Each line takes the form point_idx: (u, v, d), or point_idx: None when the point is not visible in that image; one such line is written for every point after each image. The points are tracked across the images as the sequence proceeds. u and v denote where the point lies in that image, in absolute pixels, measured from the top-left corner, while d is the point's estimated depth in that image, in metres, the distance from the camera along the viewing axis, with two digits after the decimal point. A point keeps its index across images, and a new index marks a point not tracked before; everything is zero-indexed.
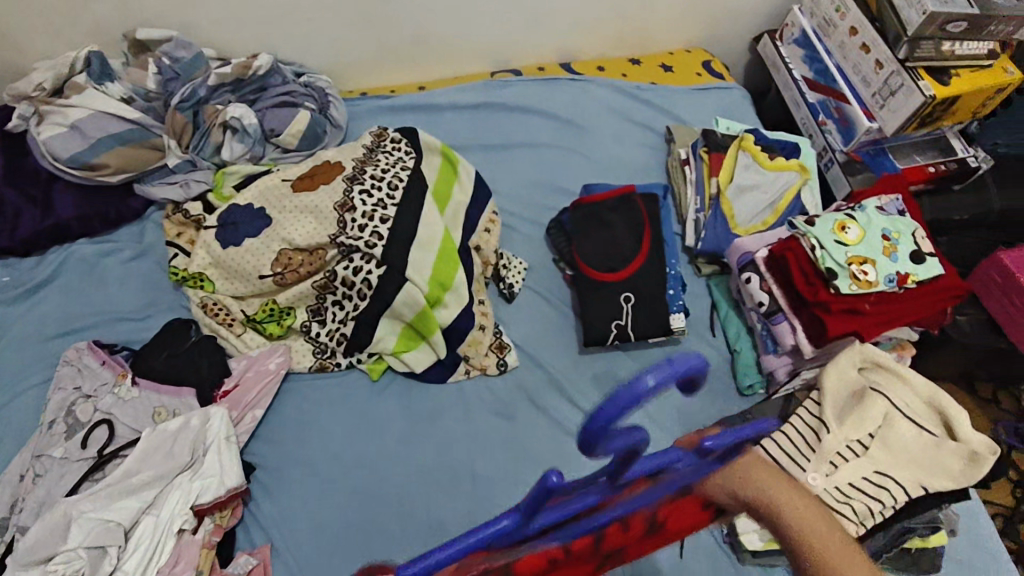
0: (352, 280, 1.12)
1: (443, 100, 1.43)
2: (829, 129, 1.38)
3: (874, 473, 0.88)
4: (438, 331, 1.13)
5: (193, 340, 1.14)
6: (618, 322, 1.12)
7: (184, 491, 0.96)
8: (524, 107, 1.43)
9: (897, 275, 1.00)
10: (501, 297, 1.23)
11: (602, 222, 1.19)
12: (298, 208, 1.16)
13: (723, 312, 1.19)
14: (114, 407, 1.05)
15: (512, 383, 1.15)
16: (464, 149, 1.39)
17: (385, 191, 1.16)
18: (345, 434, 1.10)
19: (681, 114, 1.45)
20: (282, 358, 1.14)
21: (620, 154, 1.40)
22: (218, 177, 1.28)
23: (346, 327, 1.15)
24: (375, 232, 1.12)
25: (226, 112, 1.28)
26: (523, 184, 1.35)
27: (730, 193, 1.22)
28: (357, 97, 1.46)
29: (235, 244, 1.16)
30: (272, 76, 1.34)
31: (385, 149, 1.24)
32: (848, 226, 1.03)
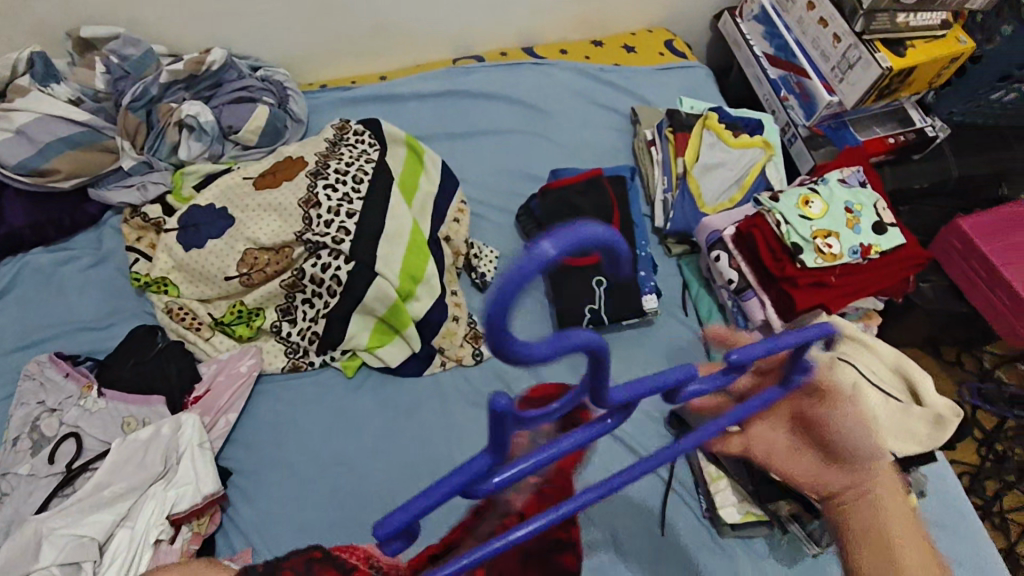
0: (321, 277, 1.10)
1: (405, 89, 1.41)
2: (790, 105, 1.40)
3: None
4: (411, 324, 1.12)
5: (160, 347, 1.11)
6: (591, 306, 1.12)
7: (159, 501, 0.94)
8: (488, 94, 1.42)
9: (861, 247, 1.01)
10: (474, 286, 1.23)
11: (570, 207, 1.19)
12: (262, 206, 1.14)
13: (694, 290, 1.20)
14: (81, 420, 1.02)
15: (489, 372, 1.14)
16: (429, 139, 1.38)
17: (350, 184, 1.14)
18: (323, 433, 1.09)
19: (645, 95, 1.44)
20: (254, 360, 1.12)
21: (586, 137, 1.39)
22: (176, 178, 1.24)
23: (317, 325, 1.13)
24: (342, 228, 1.10)
25: (181, 110, 1.24)
26: (490, 172, 1.34)
27: (697, 172, 1.22)
28: (317, 89, 1.43)
29: (198, 246, 1.14)
30: (227, 71, 1.31)
31: (348, 142, 1.21)
32: (811, 200, 1.04)
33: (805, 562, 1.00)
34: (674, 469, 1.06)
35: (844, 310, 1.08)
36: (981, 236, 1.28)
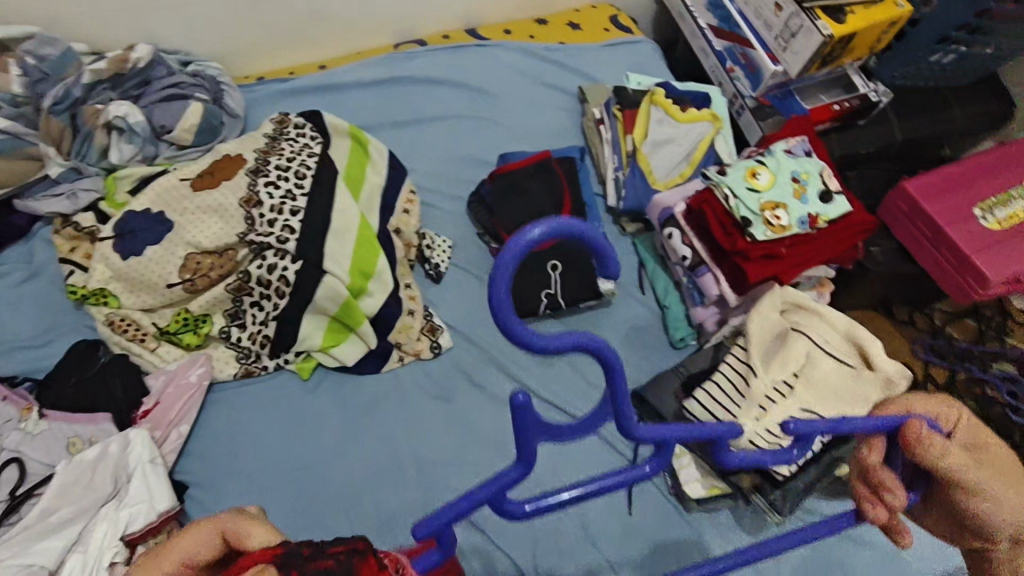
0: (268, 279, 1.07)
1: (347, 78, 1.37)
2: (737, 76, 1.40)
3: (800, 411, 0.91)
4: (365, 321, 1.09)
5: (102, 363, 1.07)
6: (547, 291, 1.11)
7: (111, 522, 0.90)
8: (432, 79, 1.38)
9: (808, 217, 1.02)
10: (428, 278, 1.20)
11: (522, 191, 1.17)
12: (200, 208, 1.09)
13: (650, 268, 1.19)
14: (22, 445, 0.97)
15: (448, 364, 1.13)
16: (374, 128, 1.34)
17: (293, 180, 1.10)
18: (281, 438, 1.06)
19: (593, 73, 1.43)
20: (203, 368, 1.08)
21: (535, 119, 1.37)
22: (109, 183, 1.18)
23: (268, 328, 1.09)
24: (286, 226, 1.07)
25: (108, 111, 1.18)
26: (439, 160, 1.31)
27: (646, 149, 1.21)
28: (255, 82, 1.37)
29: (136, 254, 1.08)
30: (155, 67, 1.24)
31: (289, 136, 1.17)
32: (758, 172, 1.05)
33: (770, 531, 1.01)
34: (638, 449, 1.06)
35: (797, 280, 1.09)
36: (926, 198, 1.31)
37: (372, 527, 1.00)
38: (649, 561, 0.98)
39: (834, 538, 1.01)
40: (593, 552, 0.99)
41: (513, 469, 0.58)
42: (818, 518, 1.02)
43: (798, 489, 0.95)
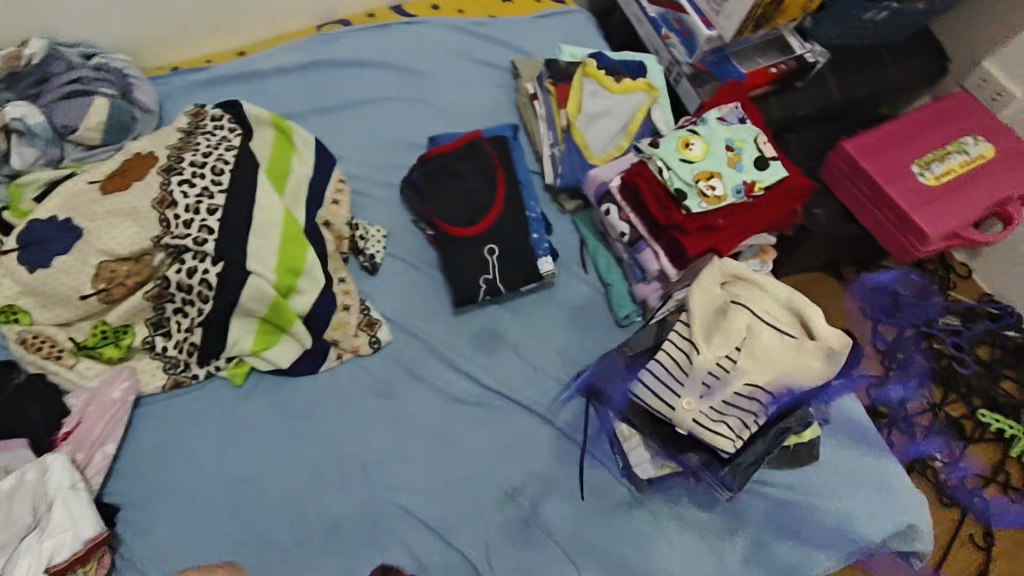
0: (188, 283, 1.01)
1: (266, 64, 1.29)
2: (672, 43, 1.36)
3: (743, 385, 0.90)
4: (298, 320, 1.05)
5: (14, 385, 1.00)
6: (486, 277, 1.08)
7: (35, 555, 0.86)
8: (358, 61, 1.32)
9: (743, 185, 1.00)
10: (364, 270, 1.15)
11: (454, 175, 1.12)
12: (111, 212, 1.02)
13: (592, 246, 1.17)
14: None
15: (389, 359, 1.09)
16: (299, 117, 1.27)
17: (208, 177, 1.04)
18: (216, 449, 1.02)
19: (526, 46, 1.38)
20: (128, 383, 1.02)
21: (469, 97, 1.32)
22: (13, 191, 1.10)
23: (194, 335, 1.04)
24: (204, 227, 1.01)
25: (5, 113, 1.09)
26: (369, 145, 1.26)
27: (581, 123, 1.18)
28: (168, 73, 1.28)
29: (44, 266, 1.01)
30: (52, 62, 1.15)
31: (205, 129, 1.10)
32: (691, 142, 1.02)
33: (723, 505, 1.01)
34: (588, 432, 1.04)
35: (738, 249, 1.07)
36: (866, 158, 1.31)
37: (318, 534, 0.96)
38: (602, 544, 0.98)
39: (785, 507, 1.01)
40: (547, 541, 0.98)
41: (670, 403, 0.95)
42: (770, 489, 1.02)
43: (747, 463, 0.94)
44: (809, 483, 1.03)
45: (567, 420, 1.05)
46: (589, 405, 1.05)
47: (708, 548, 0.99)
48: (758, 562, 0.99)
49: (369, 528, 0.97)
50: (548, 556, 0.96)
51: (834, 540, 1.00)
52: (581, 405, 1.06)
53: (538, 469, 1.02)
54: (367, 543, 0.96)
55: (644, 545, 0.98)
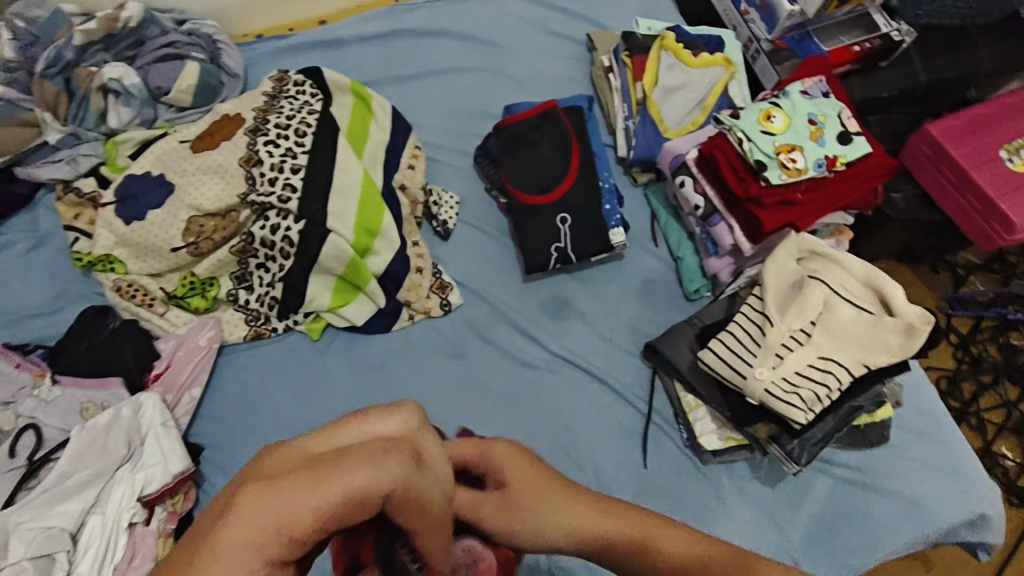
0: (271, 240, 1.05)
1: (346, 33, 1.33)
2: (752, 19, 1.34)
3: (819, 359, 0.90)
4: (373, 280, 1.08)
5: (111, 328, 1.07)
6: (558, 245, 1.09)
7: (128, 485, 0.92)
8: (434, 31, 1.34)
9: (826, 159, 0.98)
10: (436, 235, 1.18)
11: (528, 143, 1.13)
12: (201, 169, 1.06)
13: (663, 219, 1.17)
14: (37, 411, 0.98)
15: (460, 323, 1.12)
16: (376, 84, 1.30)
17: (293, 138, 1.07)
18: (294, 398, 1.06)
19: (601, 19, 1.37)
20: (214, 332, 1.07)
21: (543, 68, 1.32)
22: (109, 148, 1.15)
23: (275, 290, 1.08)
24: (288, 185, 1.04)
25: (103, 74, 1.15)
26: (445, 114, 1.28)
27: (656, 96, 1.18)
28: (253, 40, 1.33)
29: (138, 218, 1.06)
30: (148, 26, 1.21)
31: (289, 94, 1.13)
32: (773, 114, 1.01)
33: (789, 480, 1.00)
34: (653, 402, 1.05)
35: (814, 227, 1.05)
36: (950, 141, 1.26)
37: None
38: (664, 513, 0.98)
39: (853, 488, 1.00)
40: None
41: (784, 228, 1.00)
42: (837, 468, 1.01)
43: (817, 439, 0.92)
44: (879, 465, 1.01)
45: (633, 390, 1.06)
46: (655, 375, 1.06)
47: (771, 524, 0.98)
48: (823, 541, 0.97)
49: None
50: None
51: (903, 524, 0.97)
52: (646, 376, 1.07)
53: (602, 436, 1.03)
54: None
55: (706, 515, 0.98)
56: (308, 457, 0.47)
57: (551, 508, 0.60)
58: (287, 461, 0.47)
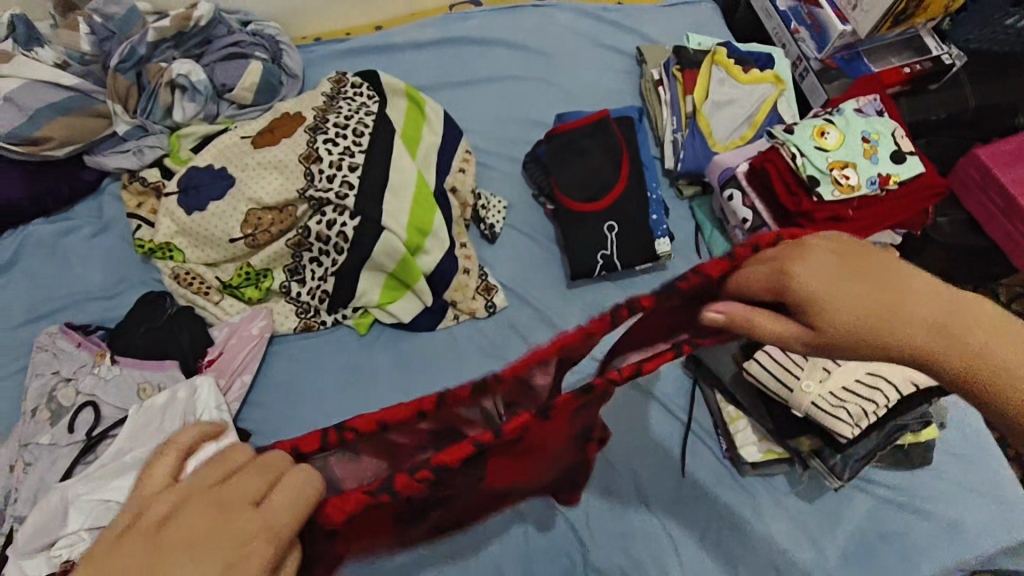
0: (327, 235, 1.08)
1: (401, 39, 1.36)
2: (801, 37, 1.34)
3: (866, 373, 0.90)
4: (422, 278, 1.10)
5: (169, 314, 1.10)
6: (604, 252, 1.11)
7: None
8: (487, 40, 1.37)
9: (878, 177, 0.99)
10: (483, 238, 1.21)
11: (578, 150, 1.17)
12: (262, 164, 1.10)
13: (708, 232, 1.18)
14: (96, 388, 1.01)
15: (503, 325, 1.14)
16: (430, 88, 1.34)
17: (351, 138, 1.10)
18: (339, 391, 1.09)
19: (651, 33, 1.40)
20: (265, 322, 1.11)
21: (592, 80, 1.35)
22: (173, 140, 1.20)
23: (326, 284, 1.11)
24: (345, 182, 1.07)
25: (172, 69, 1.19)
26: (495, 121, 1.31)
27: (706, 110, 1.20)
28: (313, 43, 1.38)
29: (200, 209, 1.10)
30: (216, 26, 1.25)
31: (346, 95, 1.16)
32: (827, 131, 1.02)
33: (828, 496, 1.00)
34: (692, 412, 1.06)
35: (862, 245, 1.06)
36: (1000, 166, 1.25)
37: None
38: (700, 523, 0.99)
39: (892, 508, 0.99)
40: (646, 510, 0.99)
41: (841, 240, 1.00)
42: (876, 487, 1.00)
43: (859, 456, 0.92)
44: (920, 486, 1.00)
45: (673, 398, 1.07)
46: (696, 386, 1.07)
47: (809, 539, 0.98)
48: (861, 559, 0.96)
49: None
50: (646, 526, 0.98)
51: (943, 549, 0.96)
52: (686, 386, 1.08)
53: (641, 445, 1.03)
54: None
55: (742, 526, 0.98)
56: (234, 493, 0.44)
57: (812, 272, 0.52)
58: (217, 507, 0.42)
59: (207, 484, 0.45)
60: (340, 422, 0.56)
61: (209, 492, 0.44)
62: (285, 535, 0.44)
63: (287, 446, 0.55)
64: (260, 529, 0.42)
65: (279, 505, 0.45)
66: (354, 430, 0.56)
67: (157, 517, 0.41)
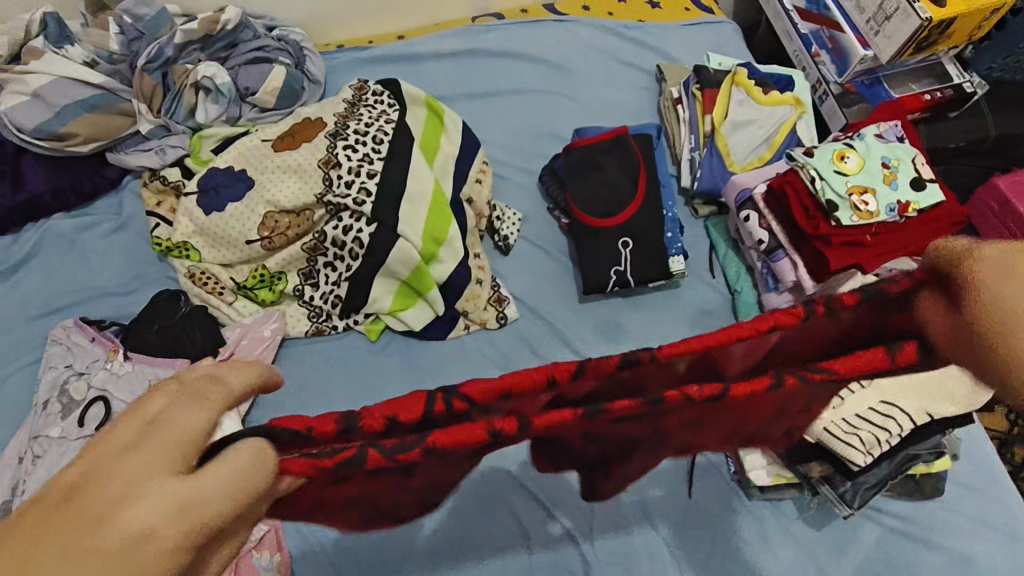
0: (343, 240, 1.08)
1: (424, 49, 1.38)
2: (822, 61, 1.35)
3: None
4: (435, 287, 1.11)
5: (183, 313, 1.10)
6: (617, 268, 1.11)
7: None
8: (509, 53, 1.38)
9: (897, 204, 0.99)
10: (497, 249, 1.21)
11: (596, 165, 1.17)
12: (282, 167, 1.10)
13: (722, 252, 1.18)
14: (108, 383, 1.01)
15: (513, 336, 1.14)
16: (449, 99, 1.35)
17: (370, 145, 1.11)
18: (347, 395, 1.09)
19: (671, 52, 1.40)
20: (277, 325, 1.12)
21: (612, 96, 1.36)
22: (194, 141, 1.22)
23: (340, 289, 1.12)
24: (363, 189, 1.07)
25: (197, 71, 1.21)
26: (514, 132, 1.32)
27: (725, 130, 1.20)
28: (336, 49, 1.39)
29: (218, 210, 1.11)
30: (242, 30, 1.27)
31: (367, 102, 1.17)
32: (847, 155, 1.02)
33: (835, 523, 0.99)
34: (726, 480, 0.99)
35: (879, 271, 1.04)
36: (1019, 196, 1.24)
37: None
38: (704, 543, 0.98)
39: (901, 539, 0.98)
40: (650, 529, 0.99)
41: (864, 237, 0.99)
42: (885, 516, 0.99)
43: (870, 484, 0.91)
44: (929, 517, 0.99)
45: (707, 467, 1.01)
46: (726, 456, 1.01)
47: (815, 566, 0.96)
48: None
49: (480, 491, 1.00)
50: (651, 545, 0.97)
51: None
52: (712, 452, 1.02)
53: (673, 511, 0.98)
54: (474, 512, 0.98)
55: (748, 548, 0.98)
56: (135, 474, 0.38)
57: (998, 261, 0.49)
58: (113, 498, 0.38)
59: (120, 446, 0.39)
60: (454, 387, 0.51)
61: (118, 460, 0.39)
62: (201, 520, 0.39)
63: (380, 414, 0.50)
64: (160, 518, 0.37)
65: (181, 499, 0.38)
66: (465, 398, 0.51)
67: (60, 489, 0.38)
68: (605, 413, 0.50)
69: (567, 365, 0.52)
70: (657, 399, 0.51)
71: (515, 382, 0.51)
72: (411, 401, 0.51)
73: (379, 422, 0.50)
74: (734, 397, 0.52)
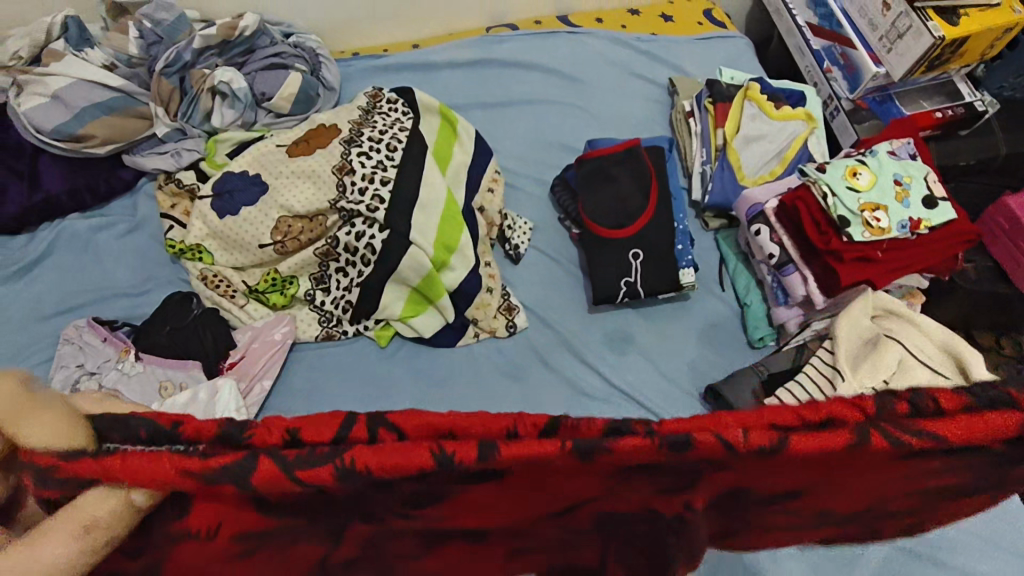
0: (355, 246, 1.09)
1: (438, 58, 1.39)
2: (834, 77, 1.35)
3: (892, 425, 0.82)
4: (445, 295, 1.11)
5: (195, 314, 1.11)
6: (627, 280, 1.11)
7: None
8: (523, 64, 1.39)
9: (909, 222, 0.99)
10: (508, 258, 1.22)
11: (607, 177, 1.17)
12: (297, 173, 1.11)
13: (732, 265, 1.19)
14: (119, 383, 1.02)
15: (522, 345, 1.14)
16: (462, 107, 1.36)
17: (384, 152, 1.12)
18: (357, 402, 1.09)
19: (684, 65, 1.42)
20: (287, 328, 1.12)
21: (624, 107, 1.37)
22: (209, 145, 1.22)
23: (351, 294, 1.13)
24: (376, 196, 1.08)
25: (214, 76, 1.22)
26: (526, 142, 1.33)
27: (736, 144, 1.20)
28: (351, 57, 1.41)
29: (233, 213, 1.12)
30: (260, 37, 1.28)
31: (382, 110, 1.18)
32: (859, 172, 1.02)
33: None
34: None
35: (889, 287, 1.05)
36: None
37: None
38: None
39: (910, 557, 0.97)
40: None
41: (876, 251, 0.99)
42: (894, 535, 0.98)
43: None
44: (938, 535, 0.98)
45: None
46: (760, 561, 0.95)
47: None
48: None
49: None
50: None
51: None
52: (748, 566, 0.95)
53: None
54: None
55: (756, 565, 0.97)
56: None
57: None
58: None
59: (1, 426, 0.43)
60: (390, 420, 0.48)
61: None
62: None
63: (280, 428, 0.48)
64: None
65: None
66: (393, 429, 0.48)
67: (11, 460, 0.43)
68: (610, 451, 0.45)
69: (535, 420, 0.49)
70: (684, 442, 0.46)
71: (463, 424, 0.48)
72: (327, 421, 0.49)
73: (278, 434, 0.47)
74: (796, 450, 0.47)
